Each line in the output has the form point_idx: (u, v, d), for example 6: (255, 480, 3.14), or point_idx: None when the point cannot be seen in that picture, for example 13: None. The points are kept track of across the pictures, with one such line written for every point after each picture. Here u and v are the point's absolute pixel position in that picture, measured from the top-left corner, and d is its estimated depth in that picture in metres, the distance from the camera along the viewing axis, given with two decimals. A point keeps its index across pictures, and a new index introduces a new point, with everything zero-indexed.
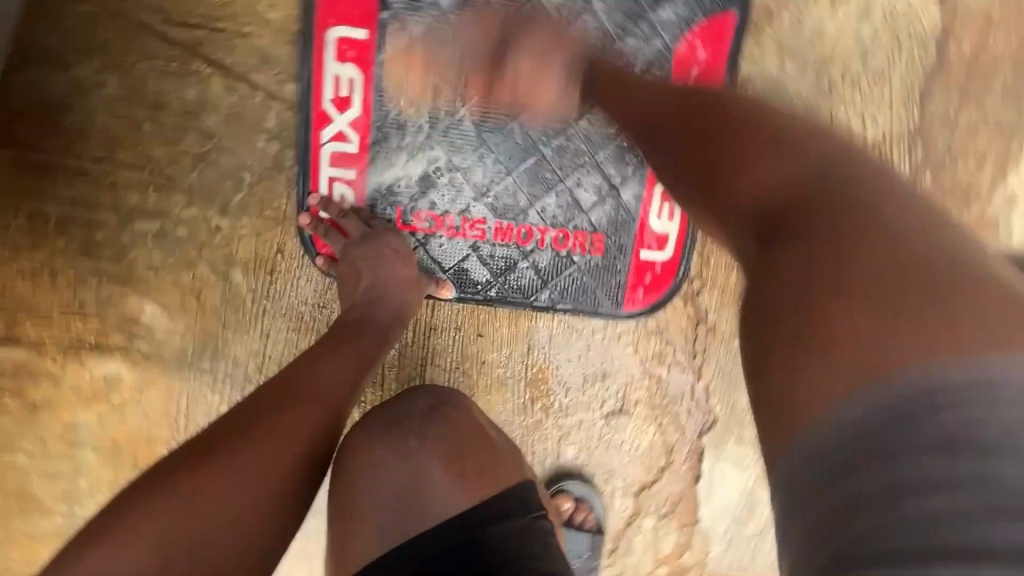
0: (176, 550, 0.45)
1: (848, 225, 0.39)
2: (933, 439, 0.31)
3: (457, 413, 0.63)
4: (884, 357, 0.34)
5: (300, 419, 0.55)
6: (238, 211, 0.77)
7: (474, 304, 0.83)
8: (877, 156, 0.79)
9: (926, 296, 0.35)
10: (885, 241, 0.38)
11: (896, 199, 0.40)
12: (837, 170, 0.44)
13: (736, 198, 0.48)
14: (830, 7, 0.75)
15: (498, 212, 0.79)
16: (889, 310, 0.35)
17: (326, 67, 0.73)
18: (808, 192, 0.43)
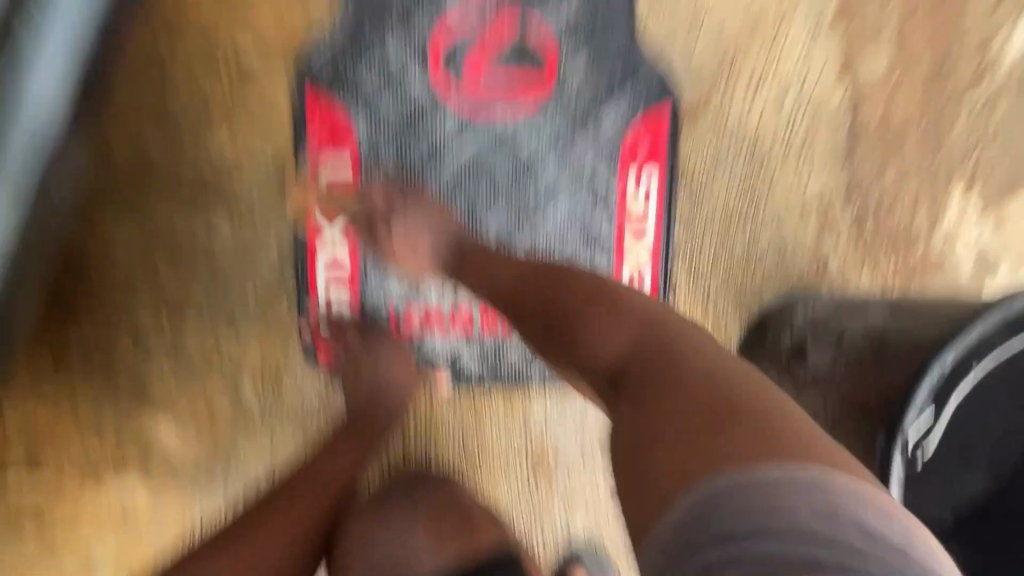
0: None
1: (662, 379, 0.48)
2: (801, 503, 0.37)
3: (436, 486, 0.78)
4: (696, 473, 0.41)
5: (314, 504, 0.67)
6: (245, 326, 0.84)
7: (469, 387, 0.88)
8: (812, 215, 0.89)
9: (724, 429, 0.43)
10: (689, 386, 0.47)
11: (696, 354, 0.50)
12: (652, 331, 0.54)
13: (590, 359, 0.57)
14: (751, 93, 0.85)
15: (482, 301, 0.85)
16: (697, 440, 0.43)
17: (317, 191, 0.82)
18: (636, 352, 0.53)
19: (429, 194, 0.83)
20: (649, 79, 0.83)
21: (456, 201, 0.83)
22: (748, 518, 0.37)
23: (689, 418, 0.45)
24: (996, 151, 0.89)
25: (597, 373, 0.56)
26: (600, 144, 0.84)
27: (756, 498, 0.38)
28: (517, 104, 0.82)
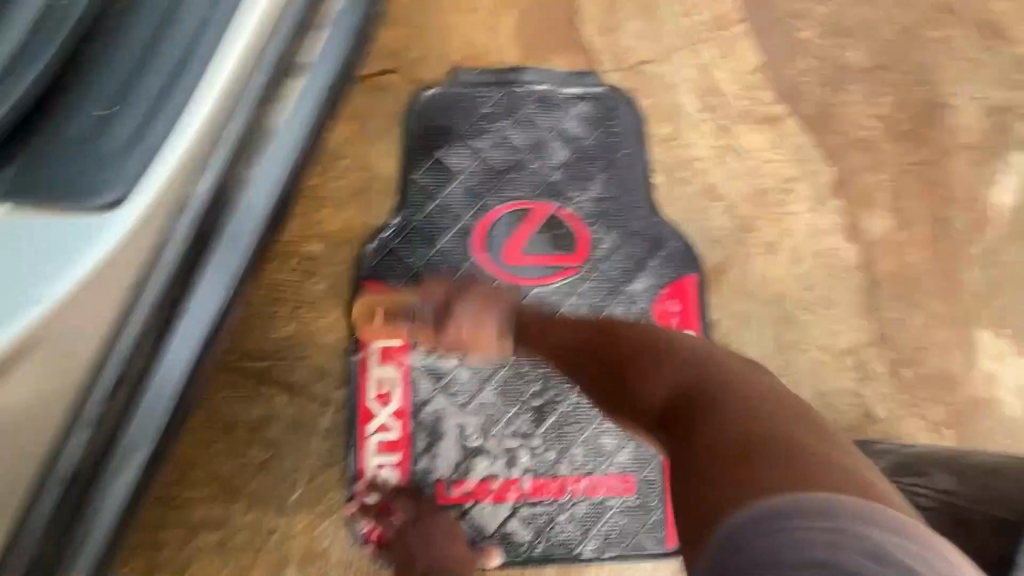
0: None
1: (721, 395, 0.53)
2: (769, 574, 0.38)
3: None
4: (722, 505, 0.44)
5: None
6: (293, 509, 0.83)
7: (521, 567, 0.83)
8: (848, 364, 0.90)
9: (773, 460, 0.45)
10: (746, 407, 0.50)
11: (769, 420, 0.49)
12: (711, 378, 0.55)
13: (651, 387, 0.59)
14: (768, 258, 0.92)
15: (530, 470, 0.85)
16: (746, 469, 0.45)
17: (371, 371, 0.86)
18: (692, 388, 0.55)
19: (475, 367, 0.86)
20: (672, 252, 0.91)
21: (500, 371, 0.86)
22: (783, 547, 0.38)
23: (729, 431, 0.49)
24: (1017, 292, 0.93)
25: (653, 408, 0.58)
26: (633, 311, 0.89)
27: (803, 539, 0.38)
28: (553, 280, 0.89)
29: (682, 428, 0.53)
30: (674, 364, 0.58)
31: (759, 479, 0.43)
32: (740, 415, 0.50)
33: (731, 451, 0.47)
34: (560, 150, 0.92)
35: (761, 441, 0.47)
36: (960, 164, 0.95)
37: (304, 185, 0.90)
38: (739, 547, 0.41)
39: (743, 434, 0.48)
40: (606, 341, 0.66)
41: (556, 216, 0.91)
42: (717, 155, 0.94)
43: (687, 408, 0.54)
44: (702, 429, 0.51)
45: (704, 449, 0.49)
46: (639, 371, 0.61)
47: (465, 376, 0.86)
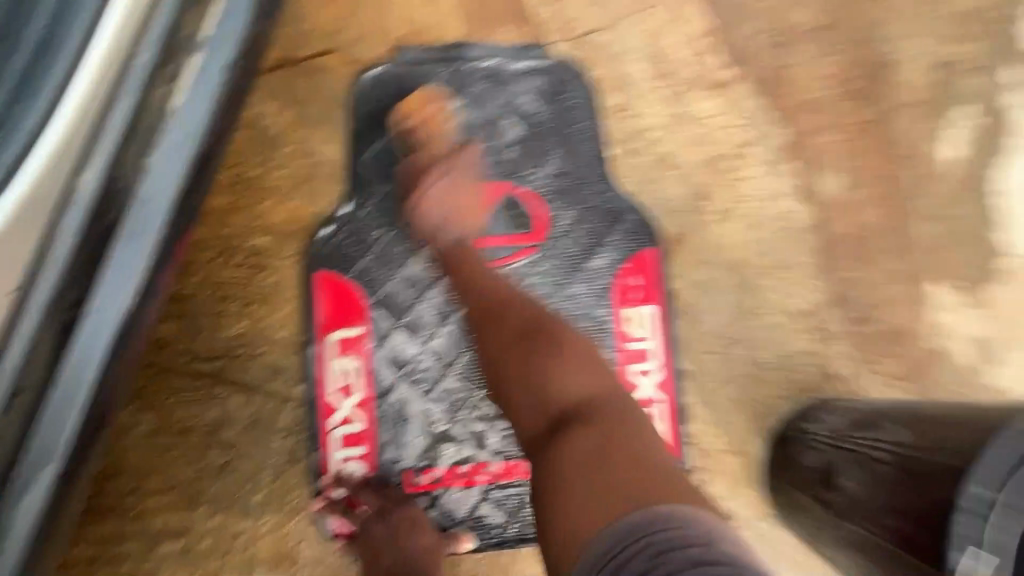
0: None
1: (599, 425, 0.58)
2: (674, 560, 0.46)
3: None
4: (613, 504, 0.51)
5: None
6: (258, 510, 0.81)
7: (495, 549, 0.83)
8: (806, 325, 0.92)
9: (625, 468, 0.53)
10: (628, 424, 0.59)
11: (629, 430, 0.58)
12: (601, 403, 0.61)
13: (546, 408, 0.63)
14: (724, 224, 0.92)
15: (499, 453, 0.84)
16: (609, 465, 0.54)
17: (329, 364, 0.83)
18: (581, 405, 0.61)
19: (437, 353, 0.84)
20: (630, 224, 0.90)
21: (463, 356, 0.85)
22: (659, 541, 0.47)
23: (615, 455, 0.55)
24: (964, 243, 0.95)
25: (546, 414, 0.62)
26: (595, 287, 0.88)
27: (673, 533, 0.47)
28: (512, 261, 0.88)
29: (569, 432, 0.59)
30: (575, 382, 0.64)
31: (616, 489, 0.52)
32: (605, 438, 0.57)
33: (618, 461, 0.55)
34: (511, 127, 0.90)
35: (641, 467, 0.54)
36: (907, 121, 0.96)
37: (245, 176, 0.86)
38: (643, 534, 0.48)
39: (623, 448, 0.56)
40: (535, 330, 0.69)
41: (511, 194, 0.89)
42: (669, 124, 0.93)
43: (576, 420, 0.60)
44: (605, 434, 0.57)
45: (598, 464, 0.54)
46: (549, 366, 0.65)
47: (427, 364, 0.84)
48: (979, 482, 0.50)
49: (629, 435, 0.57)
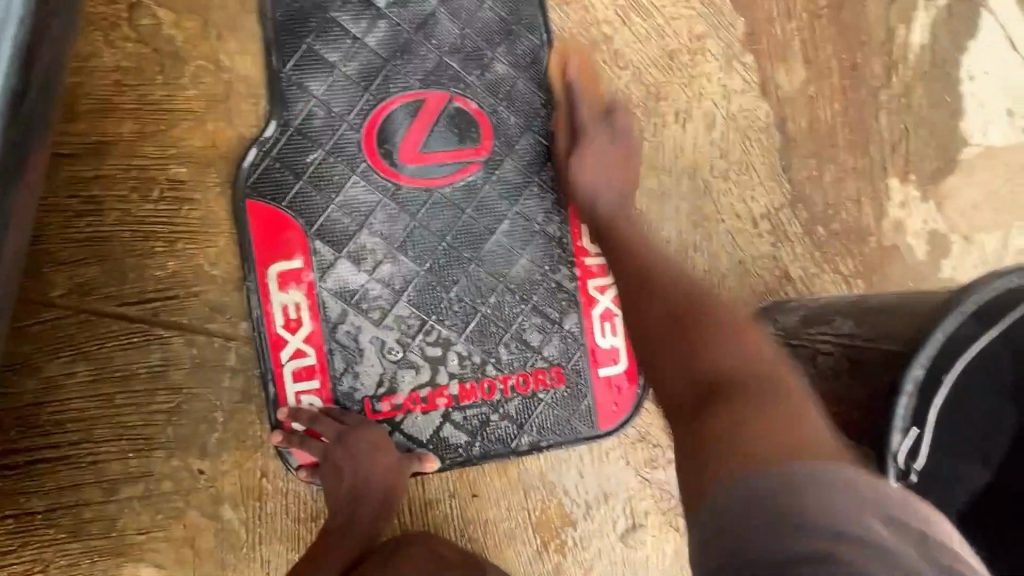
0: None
1: (704, 319, 0.61)
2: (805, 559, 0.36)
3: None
4: (743, 447, 0.46)
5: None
6: (217, 449, 0.80)
7: (460, 467, 0.84)
8: (765, 228, 0.90)
9: (743, 416, 0.49)
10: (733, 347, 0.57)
11: (722, 353, 0.57)
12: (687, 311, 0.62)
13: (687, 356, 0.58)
14: (681, 126, 0.87)
15: (458, 376, 0.83)
16: (722, 399, 0.52)
17: (272, 299, 0.79)
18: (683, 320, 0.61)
19: (387, 281, 0.80)
20: None
21: (414, 282, 0.81)
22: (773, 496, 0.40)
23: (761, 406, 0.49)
24: (925, 134, 0.93)
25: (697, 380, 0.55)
26: (547, 201, 0.83)
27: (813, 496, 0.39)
28: (459, 177, 0.81)
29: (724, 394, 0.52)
30: (663, 288, 0.66)
31: (739, 426, 0.48)
32: (706, 359, 0.56)
33: (726, 397, 0.52)
34: (448, 26, 0.81)
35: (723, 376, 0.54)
36: (873, 4, 0.90)
37: (150, 97, 0.77)
38: (769, 516, 0.39)
39: (723, 369, 0.55)
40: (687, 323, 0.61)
41: (453, 103, 0.81)
42: (620, 16, 0.85)
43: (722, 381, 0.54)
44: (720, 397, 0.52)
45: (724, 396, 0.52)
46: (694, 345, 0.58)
47: (377, 292, 0.80)
48: (920, 363, 0.51)
49: (733, 368, 0.55)
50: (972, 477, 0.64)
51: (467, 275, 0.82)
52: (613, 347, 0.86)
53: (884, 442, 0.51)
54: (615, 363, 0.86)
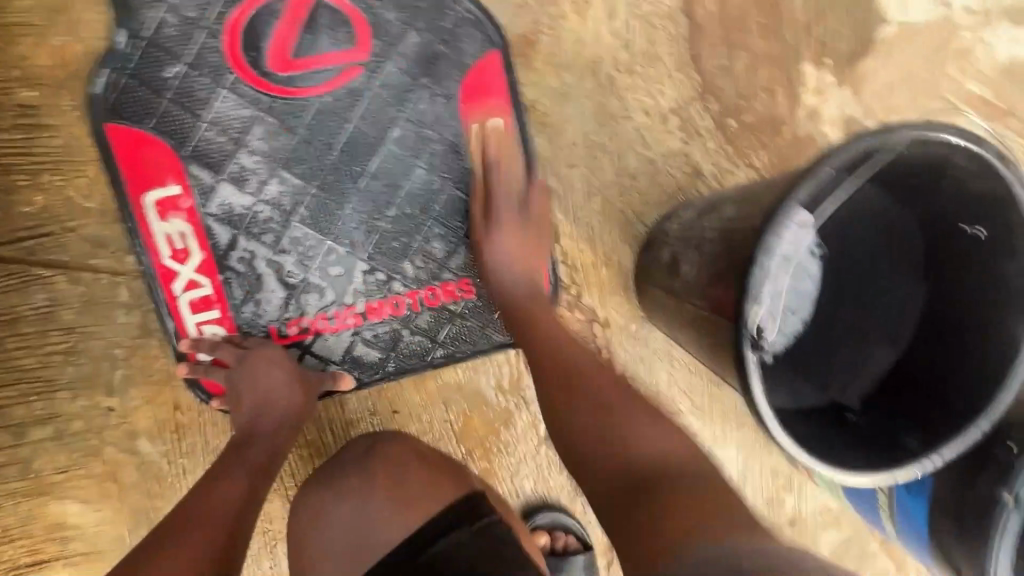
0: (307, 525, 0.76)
1: (603, 416, 0.65)
2: None
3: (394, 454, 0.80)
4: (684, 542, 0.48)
5: (228, 488, 0.65)
6: (124, 386, 0.79)
7: (378, 384, 0.85)
8: (675, 124, 0.87)
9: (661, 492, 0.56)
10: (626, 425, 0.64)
11: (640, 445, 0.61)
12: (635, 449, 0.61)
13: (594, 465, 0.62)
14: (579, 18, 0.82)
15: (364, 294, 0.82)
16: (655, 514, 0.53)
17: (153, 229, 0.75)
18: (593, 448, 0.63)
19: (275, 201, 0.77)
20: (464, 23, 0.79)
21: (305, 201, 0.78)
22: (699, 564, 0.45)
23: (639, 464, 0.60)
24: (840, 13, 0.88)
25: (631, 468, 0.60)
26: (438, 103, 0.80)
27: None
28: (339, 85, 0.77)
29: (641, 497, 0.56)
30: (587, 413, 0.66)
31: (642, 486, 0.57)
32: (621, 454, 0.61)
33: (595, 421, 0.65)
34: None
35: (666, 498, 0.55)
36: None
37: None
38: None
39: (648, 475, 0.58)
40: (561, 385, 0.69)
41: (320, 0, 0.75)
42: None
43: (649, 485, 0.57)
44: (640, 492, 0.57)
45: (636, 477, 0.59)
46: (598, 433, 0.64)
47: (267, 214, 0.77)
48: (773, 232, 0.50)
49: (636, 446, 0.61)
50: (878, 360, 0.74)
51: (361, 190, 0.79)
52: None
53: (742, 311, 0.52)
54: None
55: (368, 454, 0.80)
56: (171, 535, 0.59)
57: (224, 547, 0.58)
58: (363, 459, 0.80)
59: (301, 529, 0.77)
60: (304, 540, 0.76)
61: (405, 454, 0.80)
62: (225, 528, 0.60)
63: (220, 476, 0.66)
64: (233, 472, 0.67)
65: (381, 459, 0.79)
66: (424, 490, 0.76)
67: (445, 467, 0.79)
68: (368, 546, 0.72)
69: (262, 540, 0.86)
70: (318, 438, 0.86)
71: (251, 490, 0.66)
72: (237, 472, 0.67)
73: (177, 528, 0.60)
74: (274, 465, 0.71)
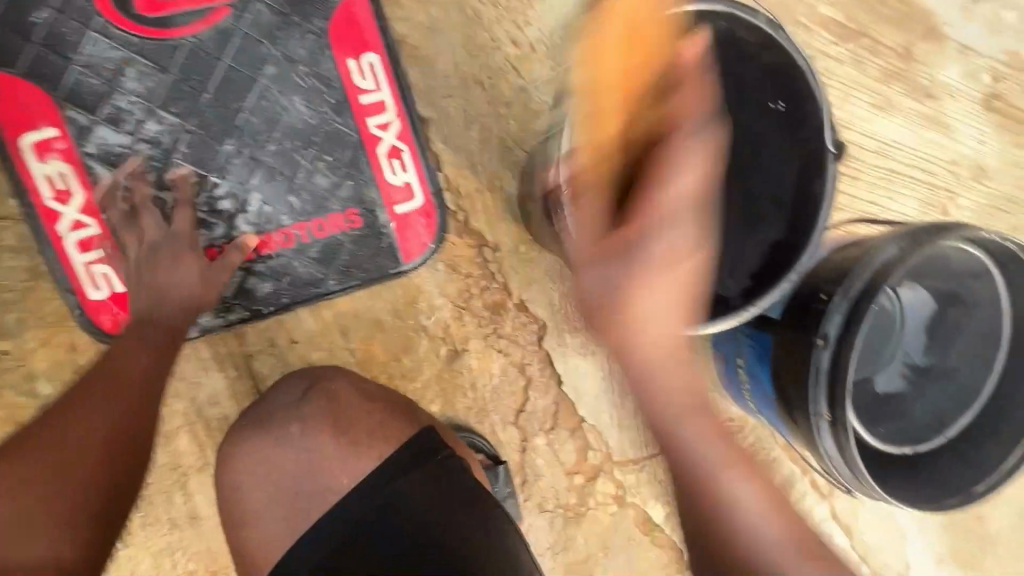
0: (259, 461, 0.74)
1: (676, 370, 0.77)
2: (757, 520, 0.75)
3: (339, 393, 0.79)
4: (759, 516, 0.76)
5: (134, 363, 0.72)
6: (19, 329, 0.81)
7: (275, 316, 0.89)
8: (544, 51, 0.92)
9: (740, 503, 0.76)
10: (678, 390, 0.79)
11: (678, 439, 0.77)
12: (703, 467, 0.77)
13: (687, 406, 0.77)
14: None
15: (253, 227, 0.86)
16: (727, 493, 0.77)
17: (34, 172, 0.78)
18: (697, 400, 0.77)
19: (154, 138, 0.81)
20: None
21: (183, 137, 0.82)
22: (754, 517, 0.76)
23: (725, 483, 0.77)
24: None
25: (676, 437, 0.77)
26: (307, 40, 0.84)
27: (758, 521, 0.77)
28: (207, 24, 0.81)
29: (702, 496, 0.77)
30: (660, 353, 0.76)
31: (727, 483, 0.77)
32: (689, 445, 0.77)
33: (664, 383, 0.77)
34: None
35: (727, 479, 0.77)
36: None
37: None
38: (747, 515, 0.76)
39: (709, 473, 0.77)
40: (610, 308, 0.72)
41: None
42: None
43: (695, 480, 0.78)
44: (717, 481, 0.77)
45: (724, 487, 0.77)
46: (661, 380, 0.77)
47: (147, 152, 0.81)
48: None
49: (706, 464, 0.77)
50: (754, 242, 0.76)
51: (240, 126, 0.84)
52: (405, 184, 0.90)
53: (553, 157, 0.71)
54: (408, 198, 0.90)
55: (308, 395, 0.78)
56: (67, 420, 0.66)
57: (107, 449, 0.65)
58: (298, 401, 0.78)
59: (234, 481, 0.74)
60: (240, 480, 0.74)
61: (347, 392, 0.79)
62: (114, 427, 0.66)
63: (128, 351, 0.73)
64: (135, 357, 0.72)
65: (323, 400, 0.78)
66: (374, 435, 0.75)
67: (391, 409, 0.78)
68: (318, 484, 0.72)
69: (174, 476, 0.89)
70: (219, 373, 0.89)
71: (148, 388, 0.71)
72: (143, 349, 0.73)
73: (80, 404, 0.67)
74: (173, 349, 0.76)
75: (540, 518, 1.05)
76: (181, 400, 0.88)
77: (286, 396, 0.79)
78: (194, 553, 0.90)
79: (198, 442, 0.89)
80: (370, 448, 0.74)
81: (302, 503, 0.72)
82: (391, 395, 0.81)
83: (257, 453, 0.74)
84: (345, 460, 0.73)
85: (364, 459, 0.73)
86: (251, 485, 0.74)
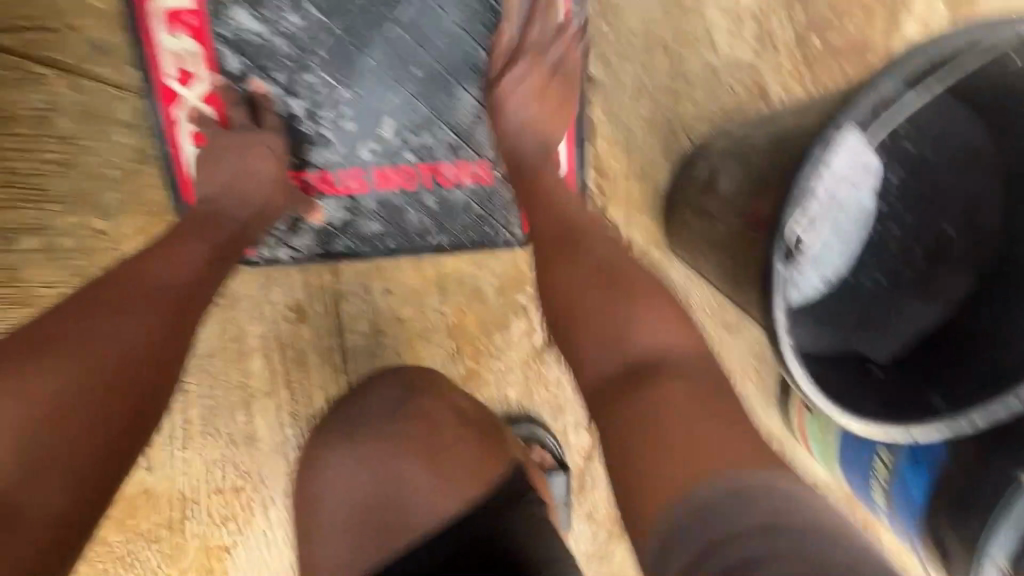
0: (356, 470, 0.69)
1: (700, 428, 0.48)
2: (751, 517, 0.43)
3: (428, 405, 0.72)
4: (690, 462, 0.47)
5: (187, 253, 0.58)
6: (116, 210, 0.75)
7: (376, 259, 0.81)
8: (751, 30, 0.76)
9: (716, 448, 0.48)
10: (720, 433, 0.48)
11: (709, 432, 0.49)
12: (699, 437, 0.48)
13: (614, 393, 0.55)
14: None
15: (375, 159, 0.77)
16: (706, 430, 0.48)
17: (160, 42, 0.70)
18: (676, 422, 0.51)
19: (292, 35, 0.71)
20: None
21: (324, 40, 0.71)
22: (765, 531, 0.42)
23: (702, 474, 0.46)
24: None
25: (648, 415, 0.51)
26: None
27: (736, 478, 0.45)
28: None
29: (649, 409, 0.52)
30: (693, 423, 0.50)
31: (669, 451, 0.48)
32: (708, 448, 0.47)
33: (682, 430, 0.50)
34: None
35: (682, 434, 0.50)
36: None
37: None
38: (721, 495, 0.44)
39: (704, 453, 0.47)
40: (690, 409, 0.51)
41: None
42: None
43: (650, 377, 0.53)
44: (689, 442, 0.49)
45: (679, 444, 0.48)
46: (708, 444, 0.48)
47: (282, 48, 0.71)
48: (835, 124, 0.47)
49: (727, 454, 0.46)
50: (914, 316, 0.69)
51: (388, 39, 0.72)
52: None
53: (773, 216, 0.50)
54: None
55: (401, 410, 0.71)
56: (71, 333, 0.48)
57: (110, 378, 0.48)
58: (393, 411, 0.72)
59: (314, 488, 0.70)
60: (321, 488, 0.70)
61: (444, 412, 0.71)
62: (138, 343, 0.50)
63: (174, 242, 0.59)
64: (184, 256, 0.58)
65: (415, 420, 0.71)
66: (463, 463, 0.67)
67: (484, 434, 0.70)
68: (394, 515, 0.66)
69: (239, 393, 0.86)
70: (306, 301, 0.83)
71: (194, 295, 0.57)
72: (195, 244, 0.59)
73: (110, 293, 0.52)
74: (234, 255, 0.63)
75: (585, 526, 0.97)
76: (262, 322, 0.83)
77: (374, 396, 0.73)
78: (243, 472, 0.88)
79: (270, 367, 0.85)
80: (459, 484, 0.66)
81: (376, 531, 0.65)
82: (484, 417, 0.73)
83: (348, 456, 0.70)
84: (431, 487, 0.67)
85: (445, 503, 0.65)
86: (332, 490, 0.69)
